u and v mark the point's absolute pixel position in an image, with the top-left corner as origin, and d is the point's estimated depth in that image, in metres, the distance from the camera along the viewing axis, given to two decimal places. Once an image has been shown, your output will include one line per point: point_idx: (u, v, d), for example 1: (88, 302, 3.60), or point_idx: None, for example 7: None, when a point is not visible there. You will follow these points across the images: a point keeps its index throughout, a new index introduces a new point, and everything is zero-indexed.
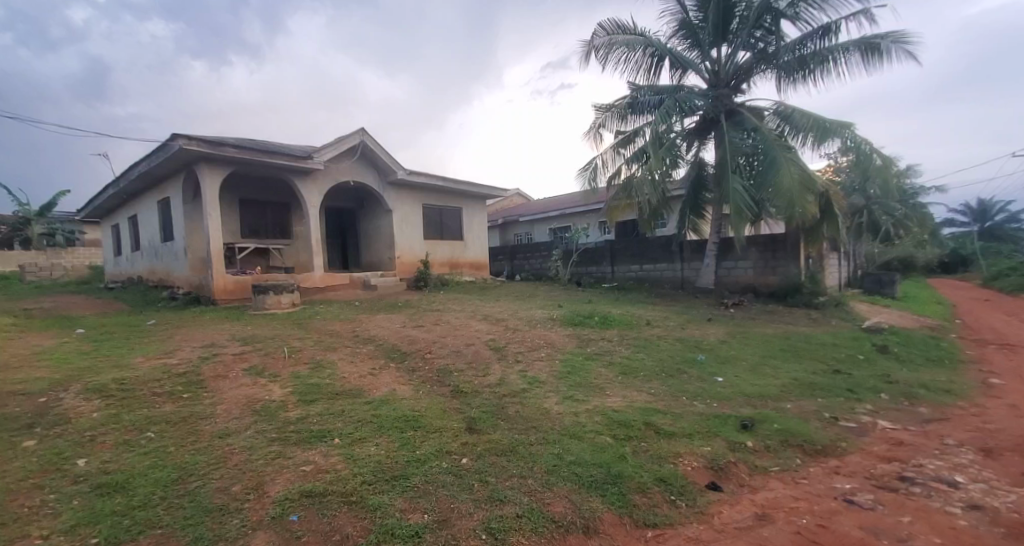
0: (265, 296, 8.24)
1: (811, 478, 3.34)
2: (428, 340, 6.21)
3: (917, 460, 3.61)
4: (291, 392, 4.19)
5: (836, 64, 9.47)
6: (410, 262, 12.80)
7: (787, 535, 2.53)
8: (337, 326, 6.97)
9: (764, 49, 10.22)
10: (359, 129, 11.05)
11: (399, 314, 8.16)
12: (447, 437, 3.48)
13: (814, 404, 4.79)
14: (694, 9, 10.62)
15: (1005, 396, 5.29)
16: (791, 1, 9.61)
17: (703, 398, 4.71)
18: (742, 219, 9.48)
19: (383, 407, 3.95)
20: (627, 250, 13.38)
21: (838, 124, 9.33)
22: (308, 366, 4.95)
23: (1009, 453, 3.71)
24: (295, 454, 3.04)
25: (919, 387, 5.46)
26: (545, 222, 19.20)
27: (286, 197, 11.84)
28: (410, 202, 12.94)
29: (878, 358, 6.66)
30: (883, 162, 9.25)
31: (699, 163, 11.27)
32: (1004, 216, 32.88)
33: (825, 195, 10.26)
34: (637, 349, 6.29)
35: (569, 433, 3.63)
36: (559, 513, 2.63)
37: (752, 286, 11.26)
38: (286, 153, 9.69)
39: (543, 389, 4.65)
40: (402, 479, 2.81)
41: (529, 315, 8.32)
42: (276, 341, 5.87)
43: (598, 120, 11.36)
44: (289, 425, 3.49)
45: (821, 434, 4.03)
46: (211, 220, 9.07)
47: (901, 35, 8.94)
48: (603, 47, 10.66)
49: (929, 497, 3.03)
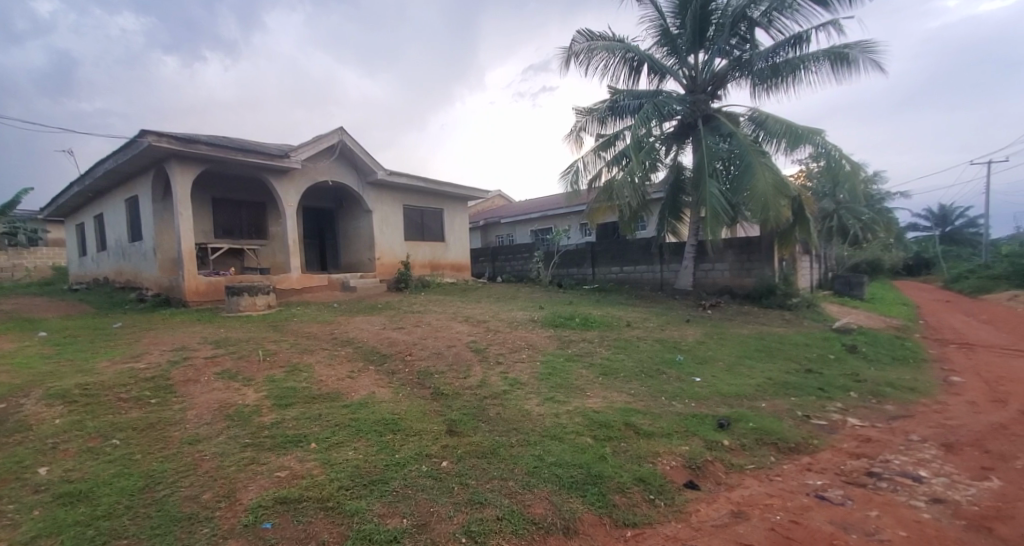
0: (239, 298, 8.02)
1: (784, 475, 3.43)
2: (409, 342, 6.16)
3: (883, 456, 3.74)
4: (266, 396, 4.09)
5: (807, 72, 9.77)
6: (390, 264, 12.65)
7: (762, 532, 2.59)
8: (316, 328, 6.84)
9: (739, 57, 10.47)
10: (337, 128, 10.89)
11: (379, 315, 8.08)
12: (427, 440, 3.45)
13: (787, 402, 4.92)
14: (671, 16, 10.84)
15: (965, 393, 5.53)
16: (765, 10, 9.88)
17: (682, 398, 4.78)
18: (718, 222, 9.68)
19: (362, 410, 3.90)
20: (607, 252, 13.53)
21: (809, 130, 9.62)
22: (284, 370, 4.84)
23: (969, 448, 3.87)
24: (270, 460, 2.97)
25: (886, 386, 5.66)
26: (527, 223, 19.26)
27: (262, 197, 11.58)
28: (391, 202, 12.80)
29: (847, 358, 6.88)
30: (852, 168, 9.58)
31: (677, 167, 11.49)
32: (963, 221, 34.50)
33: (797, 199, 10.55)
34: (618, 350, 6.35)
35: (550, 435, 3.64)
36: (539, 515, 2.63)
37: (729, 288, 11.52)
38: (261, 151, 9.47)
39: (524, 390, 4.65)
40: (380, 484, 2.77)
41: (510, 316, 8.32)
42: (251, 344, 5.72)
43: (579, 123, 11.47)
44: (264, 430, 3.40)
45: (793, 432, 4.14)
46: (182, 220, 8.79)
47: (868, 45, 9.29)
48: (583, 51, 10.78)
49: (895, 491, 3.14)
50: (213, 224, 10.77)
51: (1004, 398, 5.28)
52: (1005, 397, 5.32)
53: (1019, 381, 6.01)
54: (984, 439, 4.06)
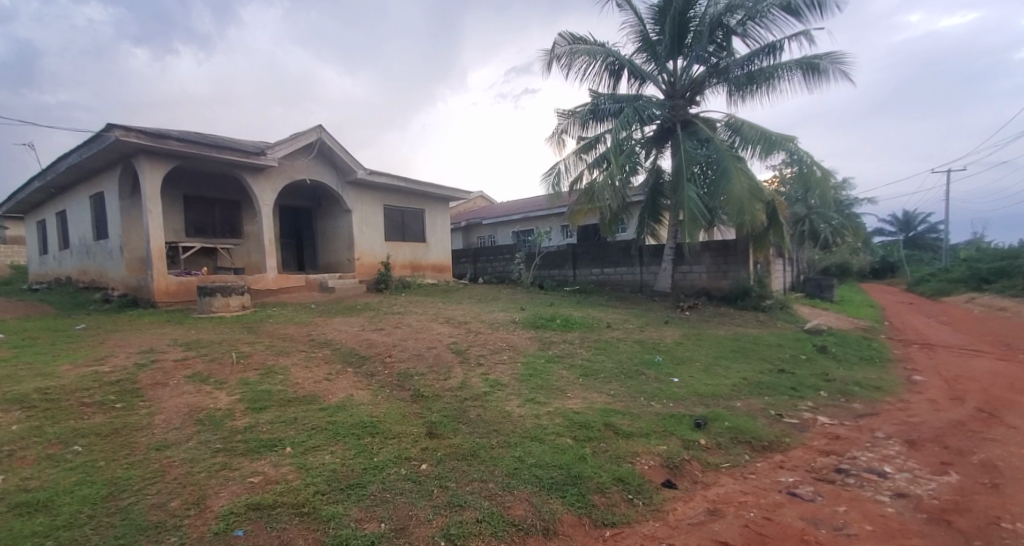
0: (212, 298, 7.79)
1: (758, 473, 3.51)
2: (389, 343, 6.08)
3: (851, 453, 3.87)
4: (239, 399, 3.98)
5: (780, 81, 10.06)
6: (370, 264, 12.48)
7: (736, 529, 2.65)
8: (292, 330, 6.69)
9: (716, 64, 10.70)
10: (316, 126, 10.70)
11: (358, 316, 7.96)
12: (406, 443, 3.41)
13: (761, 402, 5.05)
14: (651, 23, 11.03)
15: (926, 391, 5.78)
16: (740, 19, 10.14)
17: (660, 398, 4.85)
18: (696, 225, 9.88)
19: (340, 413, 3.84)
20: (588, 254, 13.63)
21: (783, 137, 9.92)
22: (258, 372, 4.72)
23: (930, 445, 4.04)
24: (242, 465, 2.89)
25: (854, 385, 5.87)
26: (508, 224, 19.28)
27: (237, 195, 11.28)
28: (371, 202, 12.64)
29: (818, 358, 7.10)
30: (822, 174, 9.89)
31: (656, 170, 11.67)
32: (926, 227, 36.03)
33: (772, 204, 10.83)
34: (598, 351, 6.41)
35: (530, 436, 3.64)
36: (520, 516, 2.63)
37: (706, 290, 11.75)
38: (236, 148, 9.23)
39: (504, 392, 4.65)
40: (358, 488, 2.72)
41: (491, 318, 8.31)
42: (224, 346, 5.56)
43: (560, 126, 11.53)
44: (237, 435, 3.31)
45: (767, 431, 4.25)
46: (151, 218, 8.49)
47: (838, 56, 9.63)
48: (565, 55, 10.87)
49: (861, 487, 3.25)
50: (185, 222, 10.44)
51: (961, 396, 5.54)
52: (963, 395, 5.58)
53: (975, 379, 6.32)
54: (943, 435, 4.25)
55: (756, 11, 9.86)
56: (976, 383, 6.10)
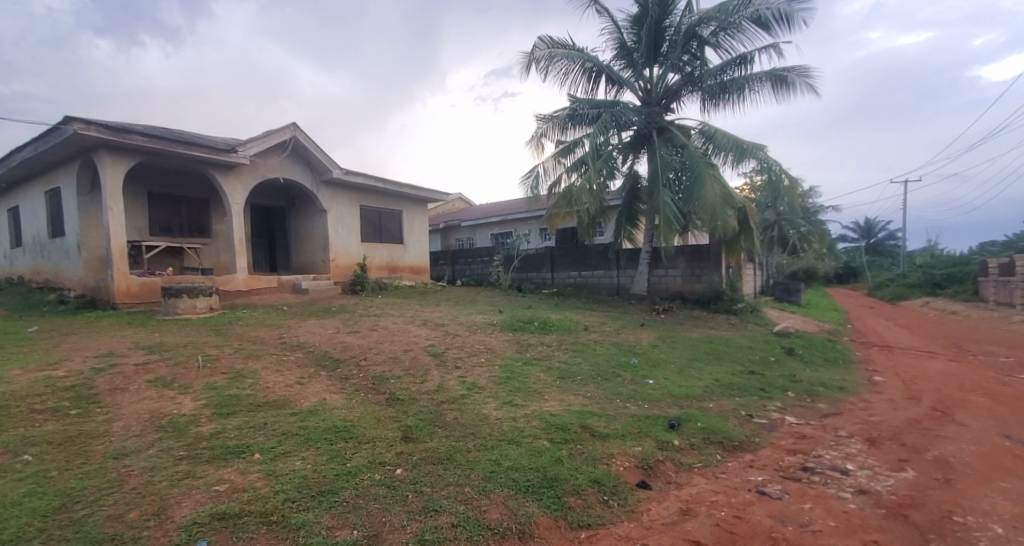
0: (177, 300, 7.51)
1: (729, 472, 3.60)
2: (364, 346, 5.97)
3: (816, 452, 4.01)
4: (205, 404, 3.84)
5: (751, 91, 10.39)
6: (345, 266, 12.25)
7: (708, 528, 2.70)
8: (262, 332, 6.51)
9: (690, 72, 10.95)
10: (290, 124, 10.46)
11: (332, 318, 7.80)
12: (380, 448, 3.35)
13: (732, 403, 5.18)
14: (628, 31, 11.24)
15: (886, 391, 6.05)
16: (714, 30, 10.43)
17: (635, 399, 4.92)
18: (671, 229, 10.08)
19: (311, 418, 3.74)
20: (566, 257, 13.72)
21: (753, 146, 10.23)
22: (226, 377, 4.56)
23: (889, 443, 4.23)
24: (207, 473, 2.78)
25: (819, 386, 6.09)
26: (487, 227, 19.24)
27: (206, 193, 10.91)
28: (347, 202, 12.42)
29: (786, 360, 7.34)
30: (790, 182, 10.25)
31: (633, 175, 11.86)
32: (885, 234, 37.74)
33: (743, 210, 11.15)
34: (575, 354, 6.46)
35: (507, 439, 3.63)
36: (495, 520, 2.62)
37: (681, 293, 12.00)
38: (205, 145, 8.94)
39: (481, 395, 4.63)
40: (330, 495, 2.66)
41: (469, 320, 8.27)
42: (190, 349, 5.36)
43: (539, 129, 11.59)
44: (201, 442, 3.19)
45: (738, 431, 4.36)
46: (113, 216, 8.13)
47: (804, 69, 10.02)
48: (544, 59, 10.95)
49: (826, 484, 3.37)
50: (150, 220, 10.04)
51: (917, 395, 5.81)
52: (919, 394, 5.87)
53: (929, 380, 6.64)
54: (901, 433, 4.45)
55: (728, 23, 10.16)
56: (931, 383, 6.42)
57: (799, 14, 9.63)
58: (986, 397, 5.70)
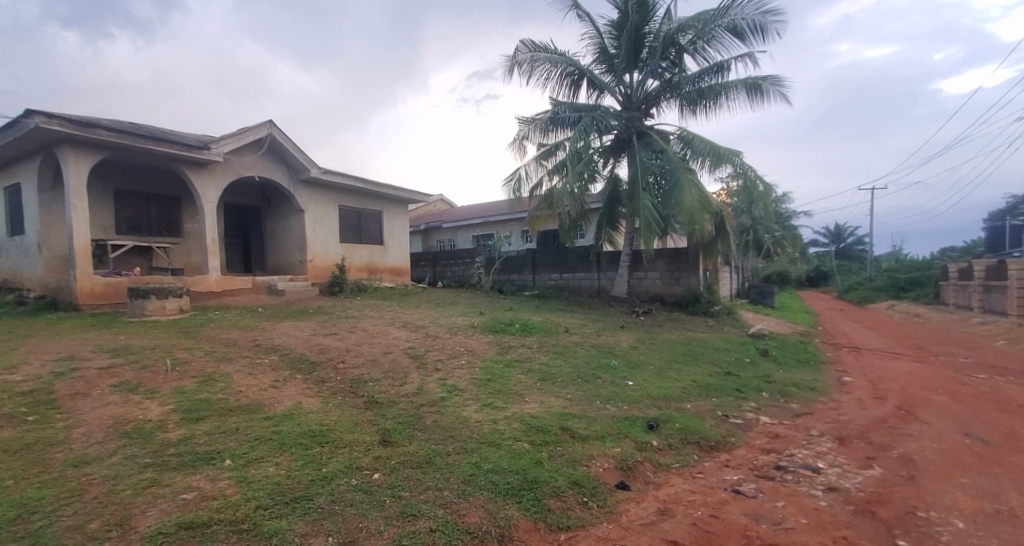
0: (144, 301, 7.23)
1: (706, 472, 3.65)
2: (342, 348, 5.87)
3: (789, 451, 4.10)
4: (173, 409, 3.70)
5: (727, 98, 10.64)
6: (323, 267, 12.02)
7: (684, 528, 2.73)
8: (235, 335, 6.33)
9: (669, 79, 11.14)
10: (266, 121, 10.23)
11: (309, 320, 7.65)
12: (357, 453, 3.29)
13: (709, 403, 5.27)
14: (609, 36, 11.38)
15: (855, 391, 6.26)
16: (691, 38, 10.64)
17: (615, 401, 4.96)
18: (651, 233, 10.23)
19: (286, 422, 3.65)
20: (547, 259, 13.76)
21: (729, 152, 10.47)
22: (196, 380, 4.41)
23: (857, 441, 4.37)
24: (174, 481, 2.68)
25: (791, 386, 6.25)
26: (468, 228, 19.17)
27: (177, 191, 10.57)
28: (326, 202, 12.21)
29: (761, 361, 7.52)
30: (765, 188, 10.52)
31: (614, 179, 12.01)
32: (854, 239, 39.08)
33: (720, 215, 11.38)
34: (555, 356, 6.47)
35: (487, 441, 3.61)
36: (475, 523, 2.59)
37: (660, 295, 12.16)
38: (176, 141, 8.66)
39: (461, 397, 4.59)
40: (304, 501, 2.59)
41: (449, 322, 8.20)
42: (158, 352, 5.17)
43: (521, 132, 11.61)
44: (169, 448, 3.07)
45: (714, 431, 4.44)
46: (77, 213, 7.80)
47: (778, 78, 10.33)
48: (526, 62, 11.00)
49: (798, 482, 3.46)
50: (116, 218, 9.67)
51: (883, 395, 6.02)
52: (885, 394, 6.08)
53: (895, 380, 6.88)
54: (869, 432, 4.60)
55: (706, 31, 10.39)
56: (896, 383, 6.67)
57: (772, 25, 9.92)
58: (948, 396, 5.94)
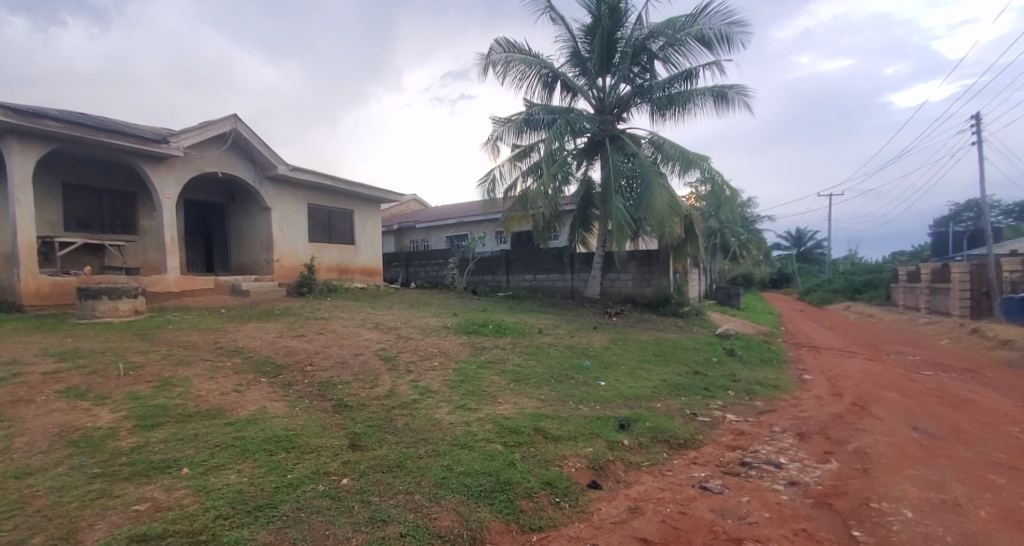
0: (95, 302, 6.84)
1: (674, 469, 3.73)
2: (310, 351, 5.69)
3: (753, 447, 4.24)
4: (126, 416, 3.51)
5: (695, 105, 10.94)
6: (291, 267, 11.67)
7: (654, 525, 2.77)
8: (195, 337, 6.05)
9: (640, 84, 11.36)
10: (230, 115, 9.85)
11: (275, 322, 7.40)
12: (325, 458, 3.20)
13: (678, 402, 5.39)
14: (582, 40, 11.52)
15: (814, 388, 6.53)
16: (662, 44, 10.88)
17: (587, 401, 5.01)
18: (623, 235, 10.40)
19: (249, 428, 3.51)
20: (521, 260, 13.79)
21: (698, 157, 10.76)
22: (152, 385, 4.20)
23: (816, 436, 4.55)
24: (126, 492, 2.53)
25: (756, 384, 6.47)
26: (442, 229, 19.03)
27: (133, 186, 10.05)
28: (294, 200, 11.85)
29: (727, 360, 7.76)
30: (731, 192, 10.87)
31: (587, 181, 12.14)
32: (813, 243, 40.81)
33: (689, 218, 11.68)
34: (528, 356, 6.49)
35: (459, 443, 3.58)
36: (446, 527, 2.55)
37: (632, 297, 12.37)
38: (132, 134, 8.26)
39: (434, 399, 4.54)
40: (268, 509, 2.49)
41: (422, 323, 8.11)
42: (109, 356, 4.88)
43: (495, 132, 11.59)
44: (120, 458, 2.90)
45: (683, 429, 4.53)
46: (20, 208, 7.30)
47: (742, 87, 10.70)
48: (500, 63, 11.03)
49: (761, 478, 3.57)
50: (65, 214, 9.12)
51: (840, 392, 6.31)
52: (842, 391, 6.37)
53: (851, 377, 7.22)
54: (827, 427, 4.81)
55: (675, 39, 10.65)
56: (852, 380, 7.00)
57: (738, 36, 10.28)
58: (898, 392, 6.28)
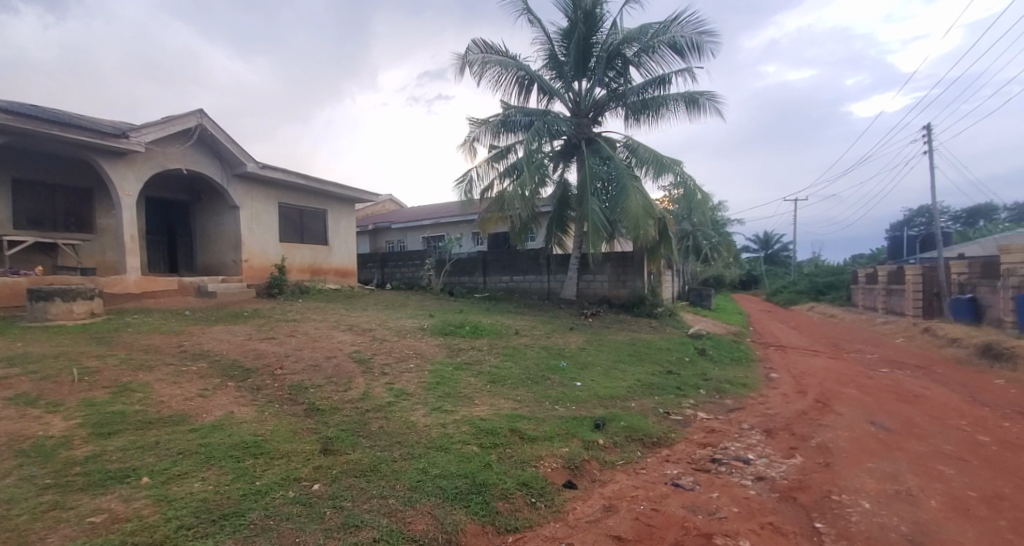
0: (47, 304, 6.45)
1: (648, 467, 3.80)
2: (280, 353, 5.53)
3: (723, 444, 4.36)
4: (81, 424, 3.34)
5: (668, 110, 11.18)
6: (260, 267, 11.32)
7: (628, 522, 2.82)
8: (157, 340, 5.79)
9: (615, 89, 11.54)
10: (196, 110, 9.51)
11: (244, 324, 7.16)
12: (296, 463, 3.12)
13: (652, 401, 5.49)
14: (559, 43, 11.63)
15: (781, 386, 6.77)
16: (636, 50, 11.09)
17: (563, 402, 5.04)
18: (599, 236, 10.53)
19: (215, 434, 3.39)
20: (498, 261, 13.79)
21: (671, 161, 11.00)
22: (109, 391, 4.00)
23: (782, 433, 4.71)
24: (80, 504, 2.40)
25: (726, 383, 6.65)
26: (418, 230, 18.85)
27: (89, 181, 9.56)
28: (264, 199, 11.52)
29: (699, 360, 7.95)
30: (703, 196, 11.17)
31: (563, 183, 12.25)
32: (780, 246, 42.28)
33: (662, 221, 11.93)
34: (505, 357, 6.50)
35: (435, 446, 3.54)
36: (421, 531, 2.53)
37: (607, 298, 12.52)
38: (89, 127, 7.86)
39: (410, 402, 4.48)
40: (234, 518, 2.41)
41: (397, 324, 8.01)
42: (63, 361, 4.63)
43: (472, 133, 11.55)
44: (74, 468, 2.75)
45: (657, 428, 4.62)
46: None
47: (714, 94, 11.00)
48: (477, 63, 11.00)
49: (731, 474, 3.68)
50: (14, 211, 8.61)
51: (804, 389, 6.56)
52: (806, 388, 6.63)
53: (814, 375, 7.49)
54: (792, 424, 4.98)
55: (649, 45, 10.87)
56: (815, 378, 7.29)
57: (708, 44, 10.58)
58: (858, 389, 6.57)
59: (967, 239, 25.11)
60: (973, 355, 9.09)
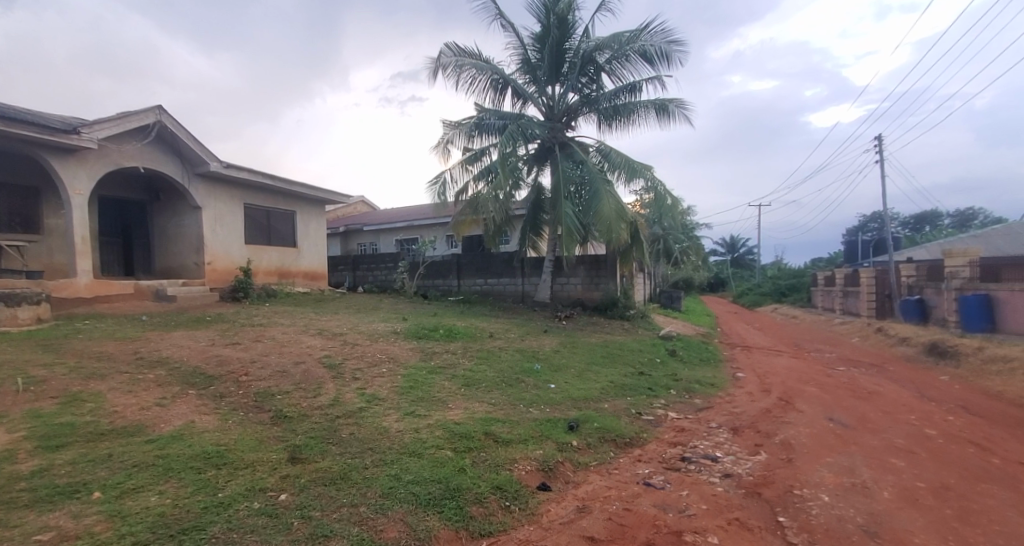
0: None
1: (620, 467, 3.86)
2: (245, 359, 5.33)
3: (692, 443, 4.46)
4: (25, 437, 3.12)
5: (639, 117, 11.44)
6: (224, 270, 10.90)
7: (600, 523, 2.84)
8: (111, 348, 5.48)
9: (588, 94, 11.70)
10: (154, 106, 9.10)
11: (207, 329, 6.87)
12: (261, 473, 3.01)
13: (625, 402, 5.58)
14: (532, 49, 11.74)
15: (747, 385, 6.99)
16: (608, 57, 11.30)
17: (537, 404, 5.06)
18: (572, 240, 10.65)
19: (174, 445, 3.24)
20: (472, 264, 13.75)
21: (643, 166, 11.24)
22: (57, 402, 3.76)
23: (748, 431, 4.86)
24: (24, 521, 2.25)
25: (695, 383, 6.82)
26: (391, 232, 18.56)
27: (36, 179, 9.01)
28: (228, 199, 11.11)
29: (669, 361, 8.14)
30: (672, 201, 11.46)
31: (537, 187, 12.34)
32: (746, 250, 43.78)
33: (634, 224, 12.16)
34: (480, 361, 6.47)
35: (408, 451, 3.49)
36: (393, 538, 2.48)
37: (581, 300, 12.67)
38: (37, 122, 7.41)
39: (382, 407, 4.40)
40: (194, 532, 2.30)
41: (369, 328, 7.85)
42: (6, 370, 4.32)
43: (446, 135, 11.49)
44: (16, 483, 2.58)
45: (629, 429, 4.69)
46: None
47: (682, 101, 11.33)
48: (451, 66, 10.97)
49: (700, 471, 3.77)
50: None
51: (768, 388, 6.80)
52: (770, 387, 6.87)
53: (777, 374, 7.79)
54: (757, 421, 5.15)
55: (620, 52, 11.09)
56: (779, 377, 7.57)
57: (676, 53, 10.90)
58: (817, 387, 6.87)
59: (915, 243, 26.75)
60: (921, 353, 9.65)
